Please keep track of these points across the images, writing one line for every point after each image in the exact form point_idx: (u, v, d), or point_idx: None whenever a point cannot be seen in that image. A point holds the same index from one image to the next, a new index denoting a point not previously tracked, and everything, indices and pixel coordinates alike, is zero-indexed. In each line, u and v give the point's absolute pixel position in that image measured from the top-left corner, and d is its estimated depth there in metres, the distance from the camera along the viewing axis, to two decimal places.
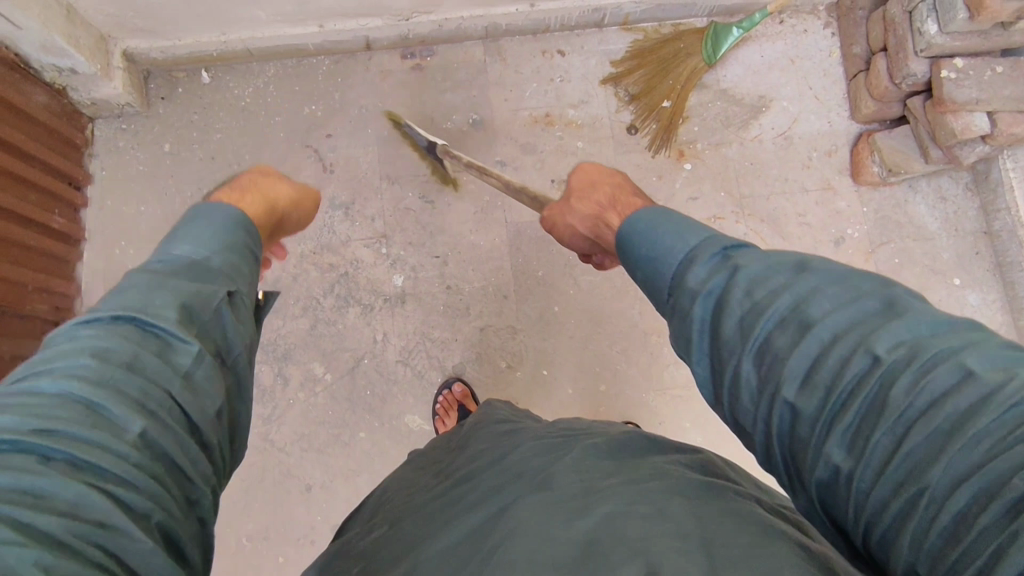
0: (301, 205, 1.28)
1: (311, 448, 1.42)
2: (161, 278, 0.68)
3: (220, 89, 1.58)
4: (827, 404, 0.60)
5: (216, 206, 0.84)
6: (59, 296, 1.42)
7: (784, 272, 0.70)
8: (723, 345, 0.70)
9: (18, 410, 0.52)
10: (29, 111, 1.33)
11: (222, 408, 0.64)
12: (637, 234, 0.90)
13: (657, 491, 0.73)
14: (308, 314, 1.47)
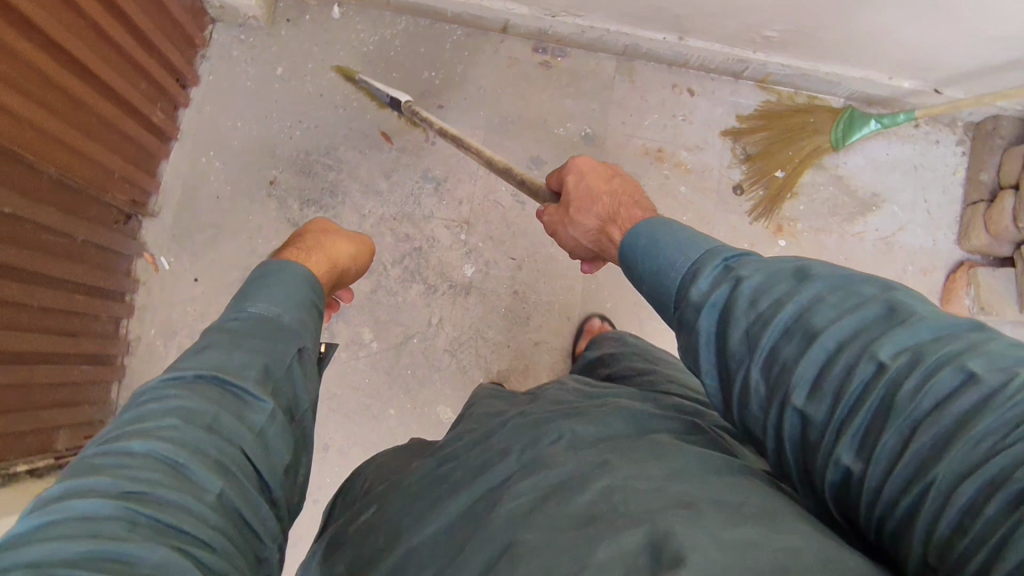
0: (357, 259, 1.06)
1: (339, 410, 1.39)
2: (236, 337, 0.68)
3: (346, 27, 1.53)
4: (836, 411, 0.58)
5: (276, 261, 0.82)
6: (140, 190, 1.38)
7: (786, 280, 0.68)
8: (730, 353, 0.69)
9: (113, 471, 0.51)
10: (166, 4, 1.29)
11: (285, 467, 0.66)
12: (642, 247, 0.88)
13: (649, 460, 0.71)
14: (373, 277, 1.44)
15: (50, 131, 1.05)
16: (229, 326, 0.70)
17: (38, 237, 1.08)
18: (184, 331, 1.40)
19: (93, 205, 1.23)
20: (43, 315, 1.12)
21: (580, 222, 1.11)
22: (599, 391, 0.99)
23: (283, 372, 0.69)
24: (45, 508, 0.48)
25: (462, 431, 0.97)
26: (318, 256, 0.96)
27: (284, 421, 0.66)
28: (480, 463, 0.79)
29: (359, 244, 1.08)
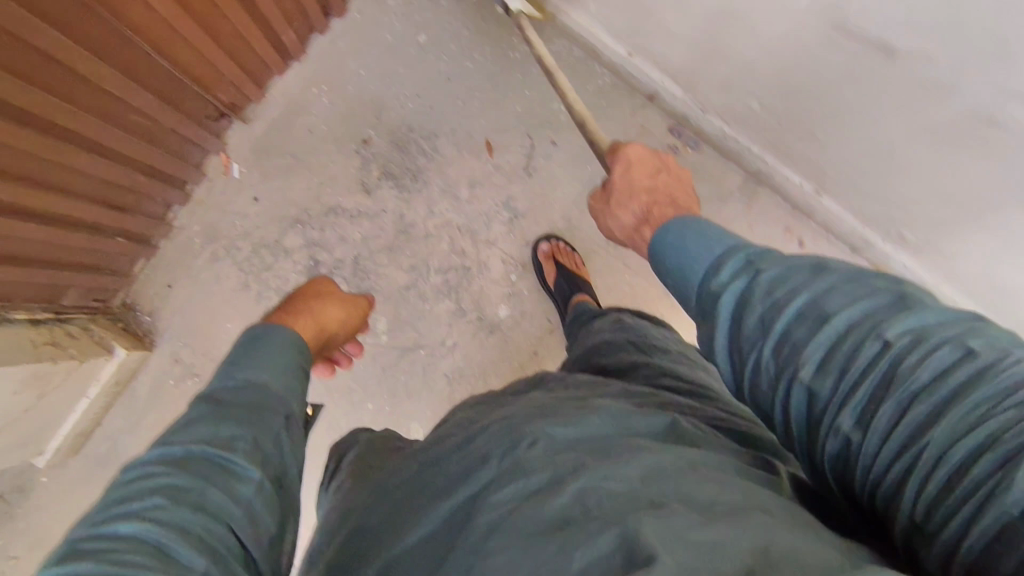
0: (350, 320, 1.19)
1: (324, 381, 1.40)
2: (222, 408, 0.70)
3: (503, 26, 1.48)
4: (838, 385, 0.51)
5: (264, 325, 0.89)
6: (243, 98, 1.37)
7: (802, 263, 0.59)
8: (739, 338, 0.59)
9: (96, 555, 0.53)
10: None
11: (278, 537, 0.65)
12: (665, 241, 0.75)
13: (635, 455, 0.57)
14: (412, 274, 1.43)
15: (175, 25, 1.03)
16: (216, 394, 0.73)
17: (126, 116, 1.08)
18: (223, 241, 1.42)
19: (192, 98, 1.23)
20: (101, 186, 1.13)
21: (620, 220, 1.01)
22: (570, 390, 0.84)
23: (271, 438, 0.70)
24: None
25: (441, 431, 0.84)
26: (306, 318, 1.05)
27: (274, 491, 0.66)
28: (449, 461, 0.67)
29: (354, 307, 1.21)
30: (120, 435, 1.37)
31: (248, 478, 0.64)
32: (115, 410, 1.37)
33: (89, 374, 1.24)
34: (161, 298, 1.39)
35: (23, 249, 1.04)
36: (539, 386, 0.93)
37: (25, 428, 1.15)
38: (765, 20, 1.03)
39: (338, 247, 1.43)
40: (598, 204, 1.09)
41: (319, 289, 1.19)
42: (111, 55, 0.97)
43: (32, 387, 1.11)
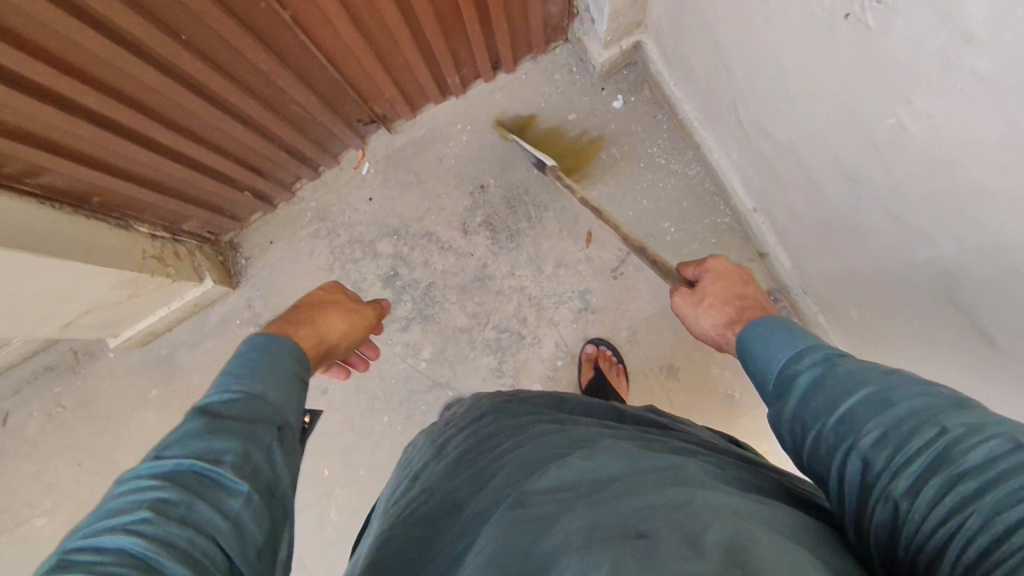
0: (359, 330, 1.14)
1: (357, 379, 1.51)
2: (218, 422, 0.71)
3: (650, 133, 1.51)
4: (891, 460, 0.56)
5: (258, 335, 0.85)
6: (395, 114, 1.51)
7: (872, 365, 0.65)
8: (807, 414, 0.66)
9: (83, 569, 0.56)
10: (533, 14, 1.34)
11: (267, 547, 0.67)
12: (748, 348, 0.82)
13: (625, 504, 0.60)
14: (470, 321, 1.50)
15: (354, 52, 1.16)
16: (211, 407, 0.73)
17: (285, 105, 1.23)
18: (329, 223, 1.56)
19: (350, 103, 1.37)
20: (247, 151, 1.29)
21: (710, 320, 0.96)
22: (571, 429, 0.87)
23: (262, 453, 0.71)
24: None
25: (442, 462, 0.93)
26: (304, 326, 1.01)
27: (264, 503, 0.68)
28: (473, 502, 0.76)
29: (359, 316, 1.16)
30: (182, 346, 1.56)
31: (238, 491, 0.66)
32: (186, 324, 1.56)
33: (177, 291, 1.42)
34: (261, 250, 1.57)
35: (167, 181, 1.22)
36: (529, 420, 0.95)
37: (110, 316, 1.34)
38: (883, 248, 0.98)
39: (418, 268, 1.53)
40: (675, 305, 1.02)
41: (327, 297, 1.16)
42: (292, 61, 1.12)
43: (129, 289, 1.29)
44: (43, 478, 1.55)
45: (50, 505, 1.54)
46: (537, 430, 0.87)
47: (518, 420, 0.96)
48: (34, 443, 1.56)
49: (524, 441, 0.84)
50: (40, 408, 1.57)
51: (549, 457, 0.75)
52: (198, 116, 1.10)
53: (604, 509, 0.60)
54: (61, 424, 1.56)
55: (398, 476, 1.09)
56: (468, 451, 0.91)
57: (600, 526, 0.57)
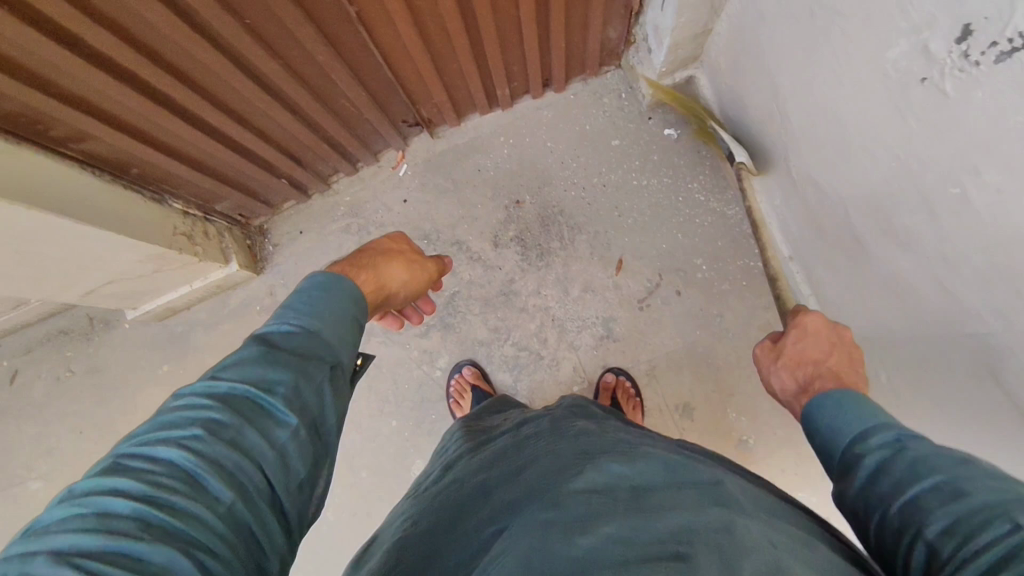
0: (417, 282, 1.07)
1: (371, 380, 1.51)
2: (274, 353, 0.72)
3: (692, 168, 1.49)
4: (955, 553, 0.54)
5: (320, 272, 0.85)
6: (440, 119, 1.50)
7: (949, 453, 0.62)
8: (873, 496, 0.65)
9: (135, 474, 0.58)
10: (591, 37, 1.33)
11: (307, 481, 0.68)
12: (816, 421, 0.76)
13: (661, 520, 0.64)
14: (491, 335, 1.50)
15: (413, 54, 1.15)
16: (267, 337, 0.74)
17: (335, 98, 1.22)
18: (360, 220, 1.56)
19: (398, 103, 1.36)
20: (292, 139, 1.28)
21: (780, 379, 0.89)
22: (609, 435, 0.91)
23: (309, 391, 0.71)
24: (71, 502, 0.55)
25: (478, 458, 0.95)
26: (364, 271, 0.96)
27: (309, 438, 0.69)
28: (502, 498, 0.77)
29: (420, 269, 1.08)
30: (198, 326, 1.55)
31: (282, 424, 0.67)
32: (206, 304, 1.55)
33: (202, 271, 1.41)
34: (289, 239, 1.56)
35: (208, 160, 1.22)
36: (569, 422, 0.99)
37: (133, 288, 1.33)
38: (925, 318, 0.96)
39: (445, 276, 1.52)
40: (757, 357, 0.96)
41: (389, 247, 1.07)
42: (350, 56, 1.11)
43: (156, 263, 1.27)
44: (43, 441, 1.53)
45: (46, 469, 1.52)
46: (570, 435, 0.91)
47: (563, 420, 1.01)
48: (39, 406, 1.55)
49: (558, 440, 0.89)
50: (50, 370, 1.56)
51: (586, 458, 0.79)
52: (250, 101, 1.09)
53: (641, 522, 0.64)
54: (68, 390, 1.55)
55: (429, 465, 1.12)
56: (508, 449, 0.93)
57: (636, 542, 0.61)
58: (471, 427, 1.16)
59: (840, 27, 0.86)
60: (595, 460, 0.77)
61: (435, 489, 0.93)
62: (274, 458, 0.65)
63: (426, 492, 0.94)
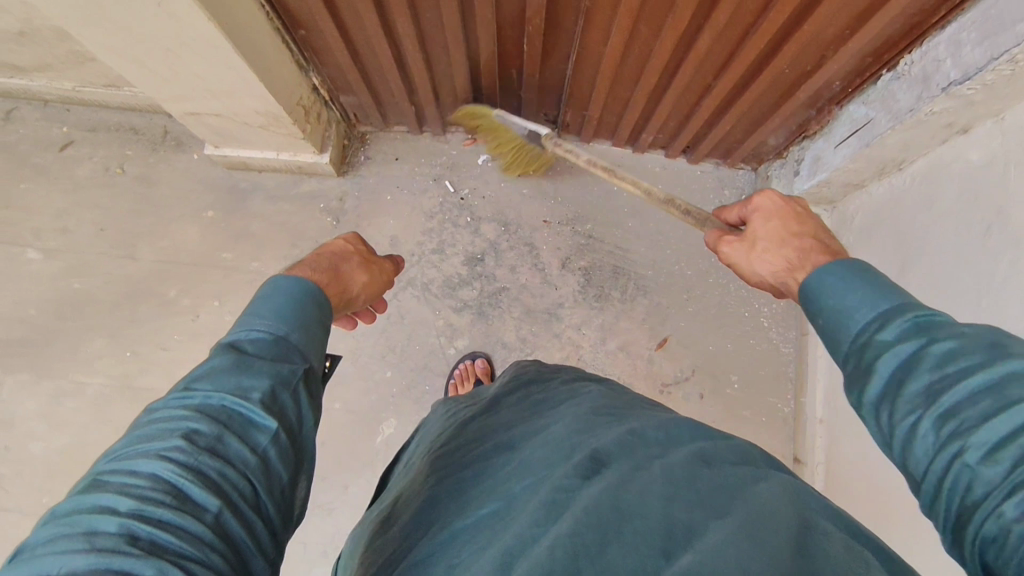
0: (377, 286, 0.99)
1: (388, 324, 1.49)
2: (246, 360, 0.63)
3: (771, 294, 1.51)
4: (1009, 473, 0.49)
5: (281, 276, 0.75)
6: (575, 129, 1.50)
7: (983, 346, 0.54)
8: (891, 397, 0.58)
9: (117, 489, 0.51)
10: (753, 134, 1.34)
11: (290, 482, 0.62)
12: (821, 303, 0.67)
13: (705, 474, 0.64)
14: (517, 342, 1.49)
15: (602, 66, 1.16)
16: (237, 345, 0.65)
17: (510, 63, 1.22)
18: (455, 177, 1.55)
19: (553, 97, 1.37)
20: (446, 76, 1.28)
21: (764, 266, 0.83)
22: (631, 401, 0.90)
23: (288, 396, 0.63)
24: (51, 524, 0.49)
25: (510, 436, 0.85)
26: (324, 274, 0.87)
27: (290, 442, 0.62)
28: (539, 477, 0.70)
29: (378, 271, 1.00)
30: (260, 192, 1.53)
31: (262, 426, 0.60)
32: (278, 176, 1.54)
33: (295, 146, 1.40)
34: (382, 160, 1.55)
35: (367, 56, 1.21)
36: (583, 387, 0.97)
37: (230, 129, 1.32)
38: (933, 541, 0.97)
39: (504, 268, 1.52)
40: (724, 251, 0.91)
41: (345, 247, 0.98)
42: (550, 37, 1.12)
43: (267, 121, 1.27)
44: (62, 219, 1.52)
45: (51, 245, 1.50)
46: (591, 395, 0.91)
47: (569, 391, 0.96)
48: (76, 184, 1.53)
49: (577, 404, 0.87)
50: (103, 159, 1.54)
51: (617, 417, 0.81)
52: (443, 27, 1.10)
53: (683, 475, 0.64)
54: (109, 184, 1.53)
55: (440, 431, 0.99)
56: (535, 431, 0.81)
57: (679, 503, 0.60)
58: (472, 402, 1.03)
59: (1010, 259, 0.89)
60: (627, 421, 0.78)
61: (460, 473, 0.80)
62: (256, 461, 0.58)
63: (449, 467, 0.83)
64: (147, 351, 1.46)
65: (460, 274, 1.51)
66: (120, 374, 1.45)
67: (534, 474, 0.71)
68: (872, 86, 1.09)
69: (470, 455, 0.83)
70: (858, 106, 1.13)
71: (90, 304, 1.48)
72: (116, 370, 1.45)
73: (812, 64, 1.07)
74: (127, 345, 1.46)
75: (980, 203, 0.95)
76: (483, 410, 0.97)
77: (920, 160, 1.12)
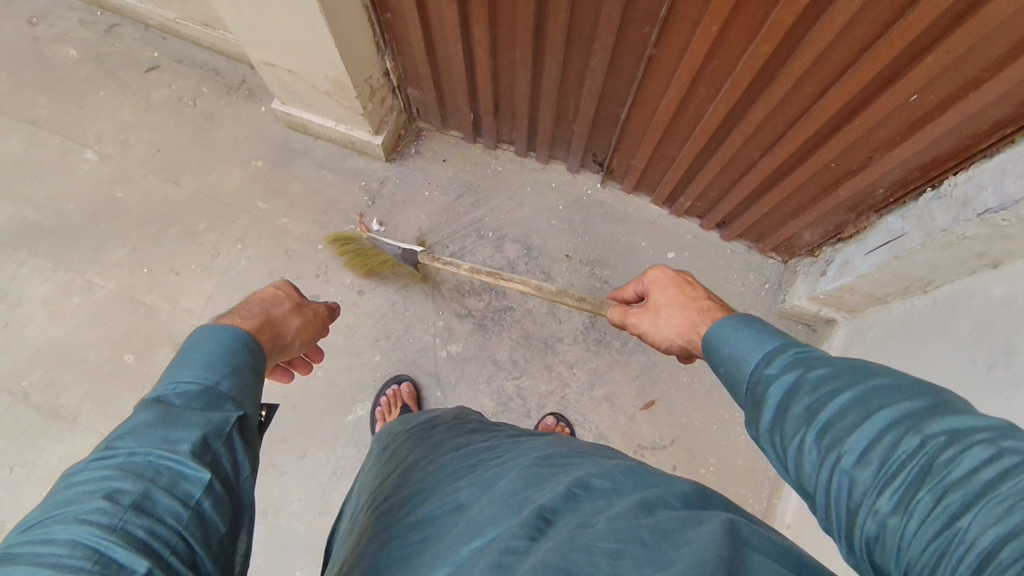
0: (309, 329, 1.06)
1: (389, 311, 1.51)
2: (173, 412, 0.64)
3: None
4: (876, 476, 0.51)
5: (210, 326, 0.78)
6: (618, 176, 1.53)
7: (844, 365, 0.60)
8: (781, 421, 0.61)
9: (30, 560, 0.49)
10: (791, 224, 1.34)
11: (224, 536, 0.61)
12: (720, 349, 0.76)
13: (646, 520, 0.63)
14: (507, 363, 1.49)
15: (658, 118, 1.18)
16: (163, 398, 0.66)
17: (571, 93, 1.25)
18: (494, 191, 1.59)
19: (604, 139, 1.40)
20: (509, 90, 1.33)
21: (668, 328, 0.99)
22: (582, 450, 0.89)
23: (221, 445, 0.64)
24: None
25: (453, 491, 0.80)
26: (253, 318, 0.94)
27: (224, 493, 0.63)
28: (486, 533, 0.67)
29: (307, 314, 1.08)
30: (310, 156, 1.60)
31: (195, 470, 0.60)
32: (331, 147, 1.61)
33: (352, 121, 1.46)
34: (430, 158, 1.61)
35: (440, 52, 1.26)
36: (533, 438, 0.96)
37: (297, 87, 1.38)
38: None
39: (515, 289, 1.53)
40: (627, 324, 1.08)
41: (273, 296, 1.05)
42: (612, 78, 1.15)
43: (332, 88, 1.33)
44: (126, 132, 1.60)
45: (108, 151, 1.59)
46: (541, 443, 0.89)
47: (516, 441, 0.94)
48: (148, 105, 1.62)
49: (522, 454, 0.86)
50: (179, 89, 1.64)
51: (562, 465, 0.79)
52: (515, 41, 1.14)
53: (626, 526, 0.62)
54: (177, 112, 1.62)
55: (385, 480, 0.94)
56: (479, 484, 0.78)
57: (624, 558, 0.57)
58: (420, 447, 0.98)
59: (1007, 398, 0.86)
60: (571, 471, 0.76)
61: (405, 537, 0.75)
62: (188, 514, 0.58)
63: (392, 522, 0.80)
64: (161, 272, 1.51)
65: (472, 283, 1.53)
66: (129, 286, 1.50)
67: (481, 531, 0.68)
68: (915, 200, 1.09)
69: (414, 511, 0.79)
70: (897, 219, 1.12)
71: (124, 214, 1.55)
72: (128, 281, 1.50)
73: (857, 164, 1.08)
74: (144, 261, 1.52)
75: (992, 338, 0.93)
76: (426, 456, 0.93)
77: (947, 286, 1.10)
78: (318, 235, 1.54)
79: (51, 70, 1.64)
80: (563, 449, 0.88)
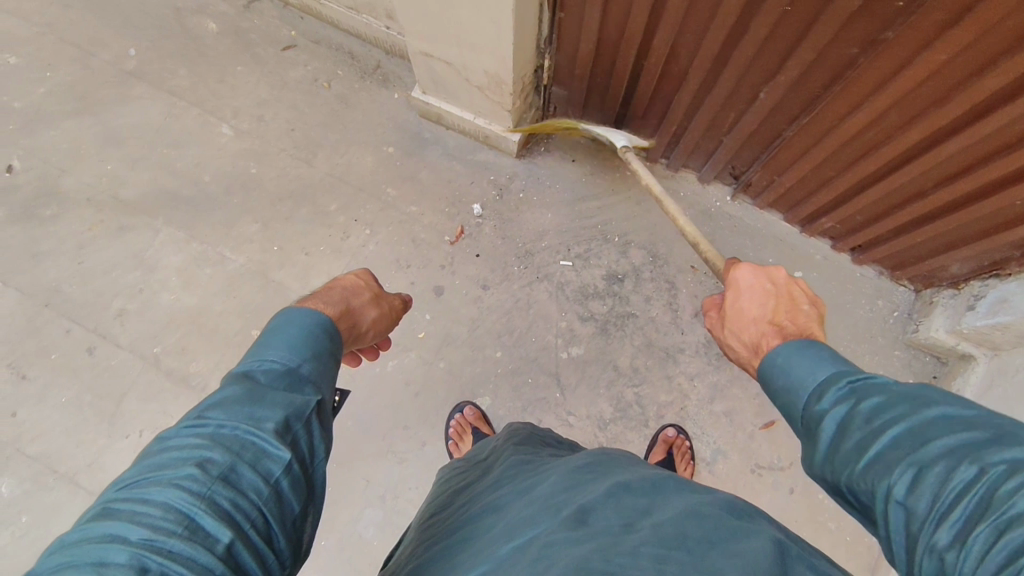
0: (385, 319, 1.09)
1: (513, 308, 1.51)
2: (258, 390, 0.68)
3: None
4: (932, 504, 0.55)
5: (296, 314, 0.83)
6: (751, 190, 1.51)
7: (899, 397, 0.64)
8: (838, 453, 0.66)
9: (128, 518, 0.53)
10: (943, 257, 1.31)
11: (298, 519, 0.64)
12: (777, 380, 0.80)
13: (692, 524, 0.62)
14: (627, 370, 1.48)
15: (828, 138, 1.16)
16: (250, 374, 0.70)
17: (733, 107, 1.24)
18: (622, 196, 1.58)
19: (751, 153, 1.38)
20: (665, 97, 1.31)
21: (740, 339, 0.93)
22: (610, 454, 0.88)
23: (300, 426, 0.67)
24: (65, 554, 0.50)
25: (496, 495, 0.81)
26: (336, 303, 0.96)
27: (301, 473, 0.65)
28: (523, 535, 0.67)
29: (383, 303, 1.10)
30: (441, 146, 1.60)
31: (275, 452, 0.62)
32: (462, 138, 1.61)
33: (494, 115, 1.46)
34: (559, 157, 1.60)
35: (607, 52, 1.26)
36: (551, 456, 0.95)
37: (448, 79, 1.39)
38: None
39: (638, 296, 1.52)
40: (711, 329, 1.02)
41: (356, 283, 1.08)
42: (787, 97, 1.13)
43: (487, 83, 1.33)
44: (262, 109, 1.62)
45: (244, 127, 1.61)
46: (575, 454, 0.88)
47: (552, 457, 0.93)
48: (284, 83, 1.64)
49: (550, 465, 0.86)
50: (315, 70, 1.65)
51: (603, 472, 0.79)
52: (697, 48, 1.13)
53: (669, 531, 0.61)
54: (313, 92, 1.63)
55: (437, 499, 0.94)
56: (521, 488, 0.79)
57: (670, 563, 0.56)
58: (473, 470, 0.98)
59: None
60: (604, 479, 0.75)
61: (447, 536, 0.77)
62: (268, 493, 0.60)
63: (438, 534, 0.80)
64: (292, 251, 1.53)
65: (595, 287, 1.53)
66: (260, 262, 1.52)
67: (519, 530, 0.68)
68: None
69: (460, 518, 0.80)
70: None
71: (257, 190, 1.57)
72: (258, 256, 1.52)
73: None
74: (275, 239, 1.54)
75: None
76: (477, 478, 0.93)
77: None
78: (446, 227, 1.55)
79: (191, 42, 1.66)
80: (593, 455, 0.87)
